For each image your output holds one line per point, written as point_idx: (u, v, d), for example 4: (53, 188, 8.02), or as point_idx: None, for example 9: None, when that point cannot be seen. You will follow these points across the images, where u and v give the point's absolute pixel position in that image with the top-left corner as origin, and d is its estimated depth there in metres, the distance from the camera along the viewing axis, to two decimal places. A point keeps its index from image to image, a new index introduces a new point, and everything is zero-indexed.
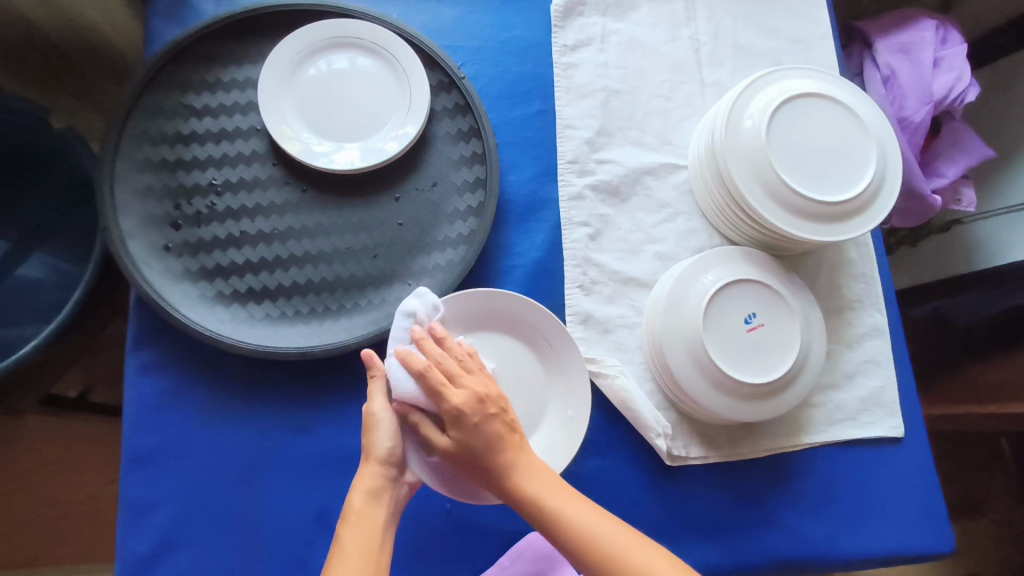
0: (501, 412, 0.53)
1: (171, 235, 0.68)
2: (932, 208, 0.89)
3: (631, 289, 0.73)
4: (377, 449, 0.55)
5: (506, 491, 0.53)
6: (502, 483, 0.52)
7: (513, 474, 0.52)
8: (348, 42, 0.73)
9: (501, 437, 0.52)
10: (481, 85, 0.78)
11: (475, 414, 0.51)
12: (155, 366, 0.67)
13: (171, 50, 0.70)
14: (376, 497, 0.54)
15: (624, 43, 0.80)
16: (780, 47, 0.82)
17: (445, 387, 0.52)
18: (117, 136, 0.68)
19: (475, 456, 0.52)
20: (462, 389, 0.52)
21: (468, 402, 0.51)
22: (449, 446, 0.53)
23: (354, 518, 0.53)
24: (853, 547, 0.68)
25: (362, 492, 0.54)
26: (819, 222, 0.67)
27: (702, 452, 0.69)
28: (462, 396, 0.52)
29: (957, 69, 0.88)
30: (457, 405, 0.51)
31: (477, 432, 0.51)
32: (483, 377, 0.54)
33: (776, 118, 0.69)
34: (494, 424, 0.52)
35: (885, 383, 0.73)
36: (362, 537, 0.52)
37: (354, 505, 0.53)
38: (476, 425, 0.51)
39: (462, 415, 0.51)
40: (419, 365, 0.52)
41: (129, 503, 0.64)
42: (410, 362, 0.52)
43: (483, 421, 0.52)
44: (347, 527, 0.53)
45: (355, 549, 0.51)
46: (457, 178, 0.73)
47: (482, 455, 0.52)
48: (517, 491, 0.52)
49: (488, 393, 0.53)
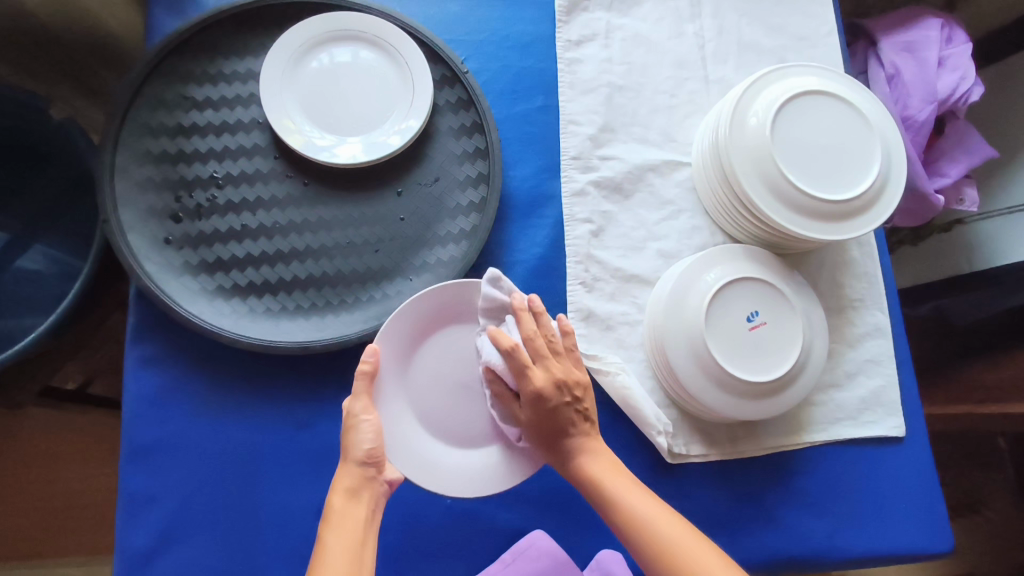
0: (575, 401, 0.57)
1: (171, 228, 0.68)
2: (935, 207, 0.89)
3: (633, 286, 0.72)
4: (355, 450, 0.55)
5: (569, 467, 0.58)
6: (566, 459, 0.58)
7: (578, 455, 0.57)
8: (350, 35, 0.72)
9: (572, 423, 0.57)
10: (485, 80, 0.78)
11: (554, 399, 0.55)
12: (156, 359, 0.67)
13: (172, 41, 0.70)
14: (355, 496, 0.54)
15: (629, 39, 0.79)
16: (785, 44, 0.82)
17: (530, 369, 0.55)
18: (117, 128, 0.67)
19: (550, 433, 0.57)
20: (545, 372, 0.55)
21: (548, 387, 0.55)
22: (527, 420, 0.57)
23: (334, 518, 0.52)
24: (852, 546, 0.68)
25: (340, 492, 0.54)
26: (823, 221, 0.67)
27: (702, 449, 0.69)
28: (545, 378, 0.55)
29: (962, 68, 0.88)
30: (540, 387, 0.55)
31: (553, 415, 0.56)
32: (566, 363, 0.57)
33: (781, 116, 0.68)
34: (568, 411, 0.56)
35: (886, 383, 0.73)
36: (344, 536, 0.51)
37: (334, 505, 0.53)
38: (553, 409, 0.56)
39: (540, 397, 0.55)
40: (507, 344, 0.55)
41: (129, 496, 0.64)
42: (500, 339, 0.55)
43: (563, 407, 0.56)
44: (327, 526, 0.52)
45: (337, 547, 0.50)
46: (459, 173, 0.72)
47: (554, 433, 0.57)
48: (580, 472, 0.57)
49: (569, 380, 0.56)
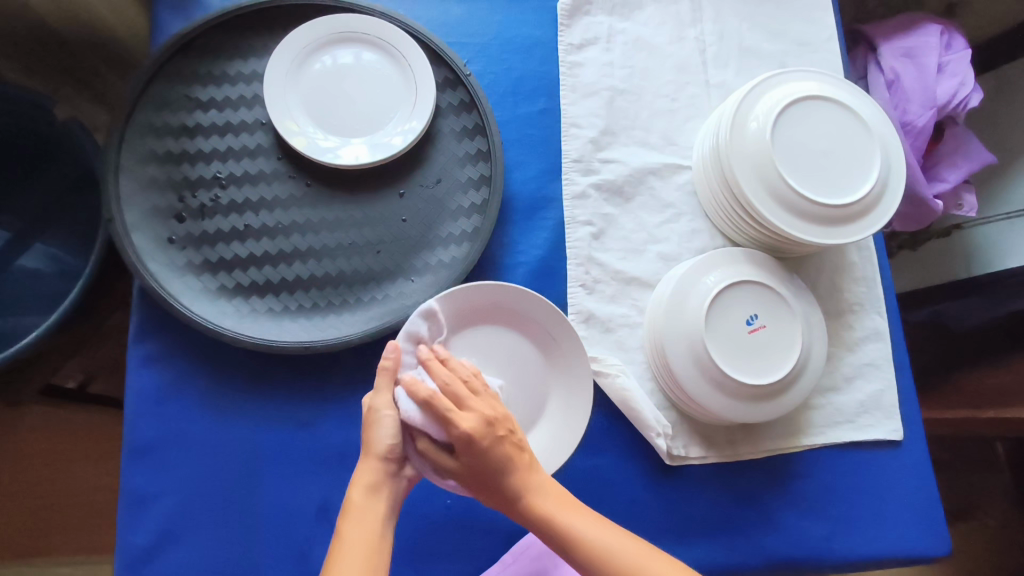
0: (510, 433, 0.53)
1: (174, 228, 0.68)
2: (934, 212, 0.89)
3: (633, 289, 0.73)
4: (376, 445, 0.54)
5: (517, 511, 0.53)
6: (512, 503, 0.53)
7: (523, 495, 0.53)
8: (354, 37, 0.73)
9: (511, 458, 0.52)
10: (487, 82, 0.79)
11: (486, 438, 0.51)
12: (159, 357, 0.68)
13: (177, 42, 0.70)
14: (375, 492, 0.52)
15: (631, 42, 0.80)
16: (785, 50, 0.82)
17: (453, 413, 0.52)
18: (121, 128, 0.68)
19: (489, 478, 0.52)
20: (472, 412, 0.52)
21: (477, 427, 0.51)
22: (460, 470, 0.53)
23: (354, 514, 0.51)
24: (850, 549, 0.69)
25: (360, 487, 0.52)
26: (822, 225, 0.67)
27: (701, 451, 0.70)
28: (470, 420, 0.52)
29: (961, 75, 0.88)
30: (468, 430, 0.51)
31: (489, 455, 0.52)
32: (488, 398, 0.54)
33: (780, 121, 0.69)
34: (504, 445, 0.52)
35: (884, 386, 0.74)
36: (362, 532, 0.50)
37: (353, 500, 0.52)
38: (488, 446, 0.52)
39: (472, 438, 0.51)
40: (424, 392, 0.52)
41: (131, 494, 0.64)
42: (416, 389, 0.52)
43: (494, 443, 0.52)
44: (347, 521, 0.51)
45: (357, 544, 0.49)
46: (461, 175, 0.73)
47: (497, 475, 0.52)
48: (531, 512, 0.52)
49: (496, 414, 0.53)
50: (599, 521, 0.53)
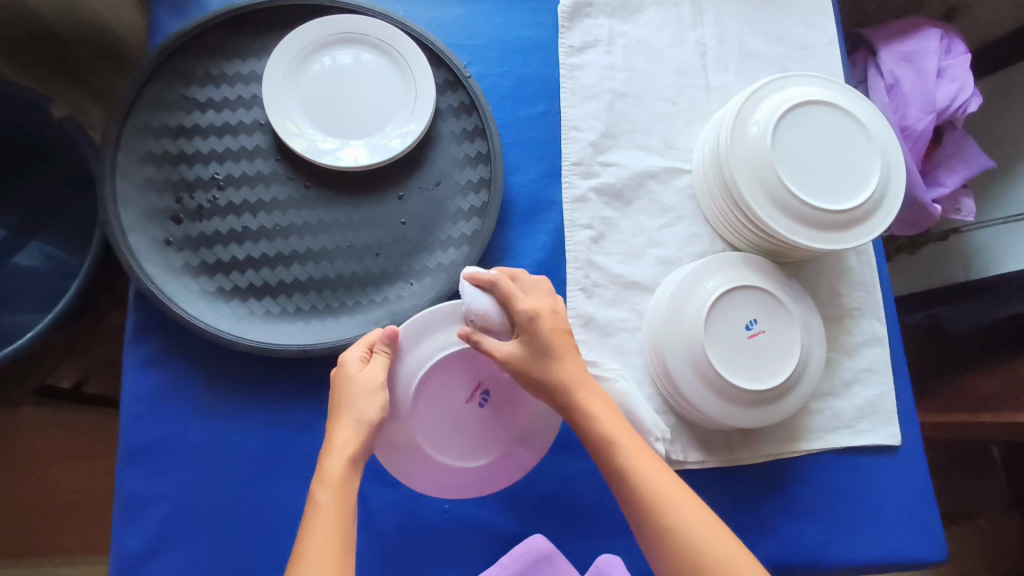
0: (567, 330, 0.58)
1: (172, 229, 0.68)
2: (932, 217, 0.90)
3: (632, 292, 0.73)
4: (367, 413, 0.52)
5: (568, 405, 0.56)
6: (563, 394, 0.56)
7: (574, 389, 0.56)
8: (353, 38, 0.72)
9: (565, 347, 0.57)
10: (487, 85, 0.78)
11: (547, 319, 0.56)
12: (154, 361, 0.67)
13: (175, 42, 0.70)
14: (354, 464, 0.51)
15: (631, 45, 0.80)
16: (786, 54, 0.82)
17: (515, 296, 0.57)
18: (118, 128, 0.67)
19: (541, 362, 0.56)
20: (547, 295, 0.59)
21: (543, 310, 0.57)
22: (517, 350, 0.56)
23: (335, 484, 0.49)
24: (848, 555, 0.69)
25: (342, 458, 0.50)
26: (823, 231, 0.67)
27: (699, 456, 0.70)
28: (533, 304, 0.57)
29: (960, 79, 0.88)
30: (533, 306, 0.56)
31: (547, 336, 0.56)
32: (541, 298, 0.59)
33: (781, 125, 0.69)
34: (558, 334, 0.57)
35: (882, 392, 0.74)
36: (340, 505, 0.48)
37: (333, 471, 0.49)
38: (554, 323, 0.57)
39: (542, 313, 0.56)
40: (487, 277, 0.57)
41: (126, 497, 0.64)
42: (478, 276, 0.57)
43: (554, 327, 0.57)
44: (320, 483, 0.49)
45: (333, 513, 0.48)
46: (461, 177, 0.73)
47: (552, 360, 0.56)
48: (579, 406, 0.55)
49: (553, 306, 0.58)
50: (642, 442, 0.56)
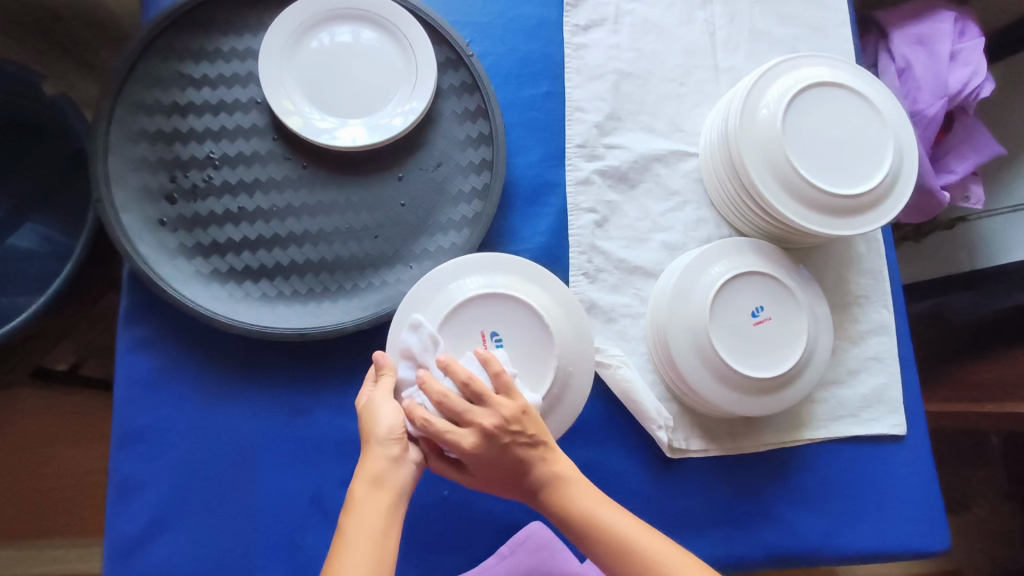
0: (517, 437, 0.52)
1: (166, 209, 0.66)
2: (941, 205, 0.88)
3: (636, 278, 0.71)
4: (379, 428, 0.51)
5: (538, 500, 0.54)
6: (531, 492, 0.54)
7: (540, 486, 0.54)
8: (352, 13, 0.70)
9: (524, 461, 0.53)
10: (489, 63, 0.76)
11: (491, 451, 0.52)
12: (149, 343, 0.66)
13: (169, 16, 0.68)
14: (380, 481, 0.49)
15: (638, 25, 0.78)
16: (797, 35, 0.80)
17: (450, 437, 0.51)
18: (110, 105, 0.65)
19: (512, 479, 0.54)
20: (485, 413, 0.52)
21: (479, 444, 0.51)
22: (480, 477, 0.54)
23: (357, 504, 0.48)
24: (849, 545, 0.68)
25: (365, 478, 0.49)
26: (832, 217, 0.66)
27: (702, 444, 0.69)
28: (470, 439, 0.51)
29: (974, 63, 0.86)
30: (469, 449, 0.51)
31: (496, 466, 0.53)
32: (492, 402, 0.52)
33: (792, 107, 0.67)
34: (514, 452, 0.52)
35: (888, 380, 0.73)
36: (365, 524, 0.47)
37: (356, 491, 0.49)
38: (502, 448, 0.52)
39: (476, 455, 0.52)
40: (416, 420, 0.52)
41: (119, 482, 0.63)
42: (410, 416, 0.52)
43: (507, 449, 0.52)
44: (351, 513, 0.48)
45: (358, 536, 0.47)
46: (463, 158, 0.71)
47: (512, 475, 0.53)
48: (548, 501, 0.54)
49: (497, 423, 0.51)
50: (617, 510, 0.54)
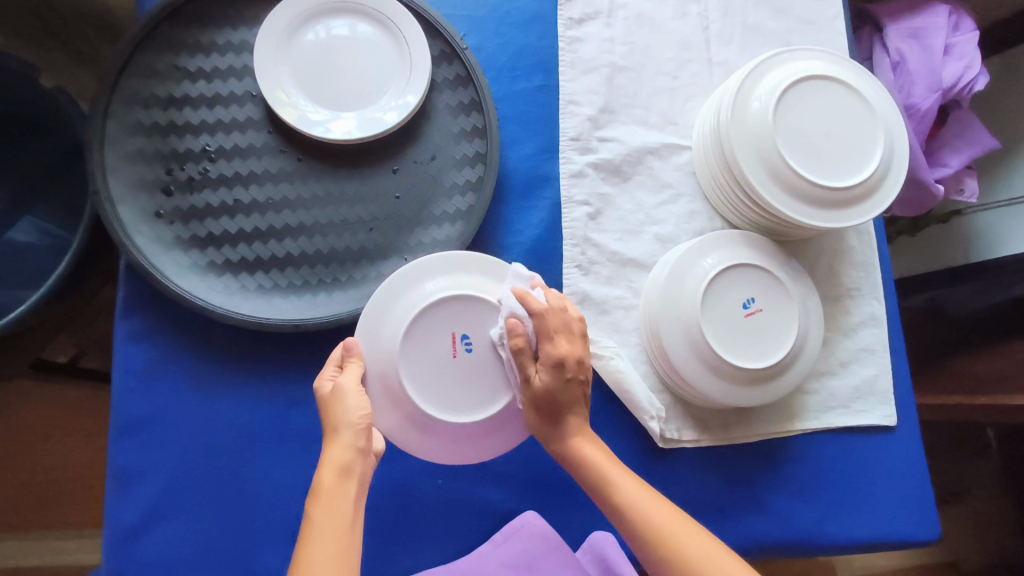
0: (586, 380, 0.58)
1: (162, 201, 0.67)
2: (935, 198, 0.88)
3: (629, 270, 0.72)
4: (347, 417, 0.52)
5: (568, 447, 0.57)
6: (569, 435, 0.57)
7: (578, 433, 0.57)
8: (347, 7, 0.70)
9: (579, 397, 0.57)
10: (484, 57, 0.76)
11: (571, 369, 0.56)
12: (145, 334, 0.66)
13: (165, 9, 0.68)
14: (348, 473, 0.49)
15: (632, 18, 0.78)
16: (790, 28, 0.80)
17: (558, 334, 0.56)
18: (106, 98, 0.66)
19: (552, 408, 0.57)
20: (582, 346, 0.58)
21: (570, 355, 0.56)
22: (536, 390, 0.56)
23: (324, 494, 0.48)
24: (840, 534, 0.69)
25: (331, 467, 0.49)
26: (823, 209, 0.66)
27: (694, 435, 0.69)
28: (567, 349, 0.56)
29: (968, 57, 0.86)
30: (564, 352, 0.56)
31: (563, 387, 0.56)
32: (586, 346, 0.58)
33: (784, 100, 0.67)
34: (579, 385, 0.57)
35: (879, 371, 0.73)
36: (331, 514, 0.47)
37: (324, 479, 0.48)
38: (571, 376, 0.56)
39: (560, 364, 0.55)
40: (538, 304, 0.56)
41: (118, 470, 0.64)
42: (532, 300, 0.56)
43: (576, 381, 0.57)
44: (318, 503, 0.47)
45: (325, 526, 0.46)
46: (457, 151, 0.71)
47: (562, 408, 0.57)
48: (578, 452, 0.57)
49: (586, 360, 0.58)
50: (649, 493, 0.54)
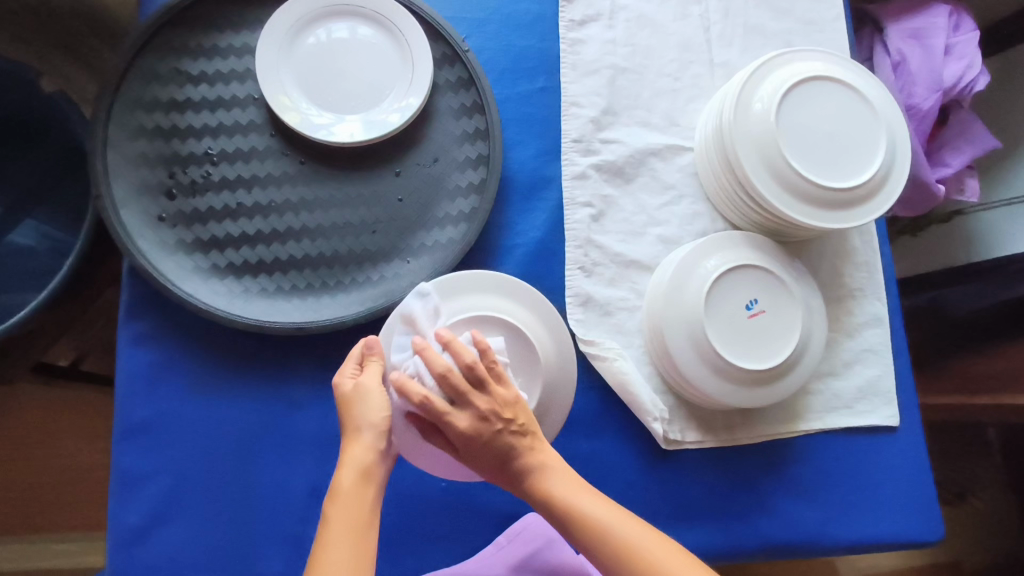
0: (508, 424, 0.50)
1: (165, 205, 0.67)
2: (936, 198, 0.88)
3: (632, 272, 0.72)
4: (369, 417, 0.51)
5: (526, 491, 0.51)
6: (520, 484, 0.51)
7: (528, 477, 0.51)
8: (348, 10, 0.70)
9: (511, 447, 0.50)
10: (485, 59, 0.76)
11: (484, 434, 0.50)
12: (149, 337, 0.66)
13: (167, 12, 0.68)
14: (368, 476, 0.49)
15: (633, 20, 0.78)
16: (791, 29, 0.81)
17: (449, 415, 0.49)
18: (109, 102, 0.66)
19: (492, 464, 0.51)
20: (483, 398, 0.50)
21: (474, 427, 0.50)
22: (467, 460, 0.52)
23: (345, 497, 0.48)
24: (844, 535, 0.69)
25: (352, 469, 0.49)
26: (826, 210, 0.66)
27: (698, 436, 0.69)
28: (467, 421, 0.50)
29: (968, 57, 0.86)
30: (465, 431, 0.49)
31: (487, 450, 0.50)
32: (491, 389, 0.50)
33: (785, 102, 0.67)
34: (503, 438, 0.50)
35: (882, 372, 0.73)
36: (348, 518, 0.47)
37: (344, 482, 0.48)
38: (488, 438, 0.50)
39: (467, 439, 0.50)
40: (416, 395, 0.49)
41: (122, 474, 0.64)
42: (409, 393, 0.50)
43: (494, 437, 0.50)
44: (336, 505, 0.48)
45: (344, 529, 0.46)
46: (459, 154, 0.71)
47: (498, 461, 0.51)
48: (538, 493, 0.51)
49: (493, 407, 0.50)
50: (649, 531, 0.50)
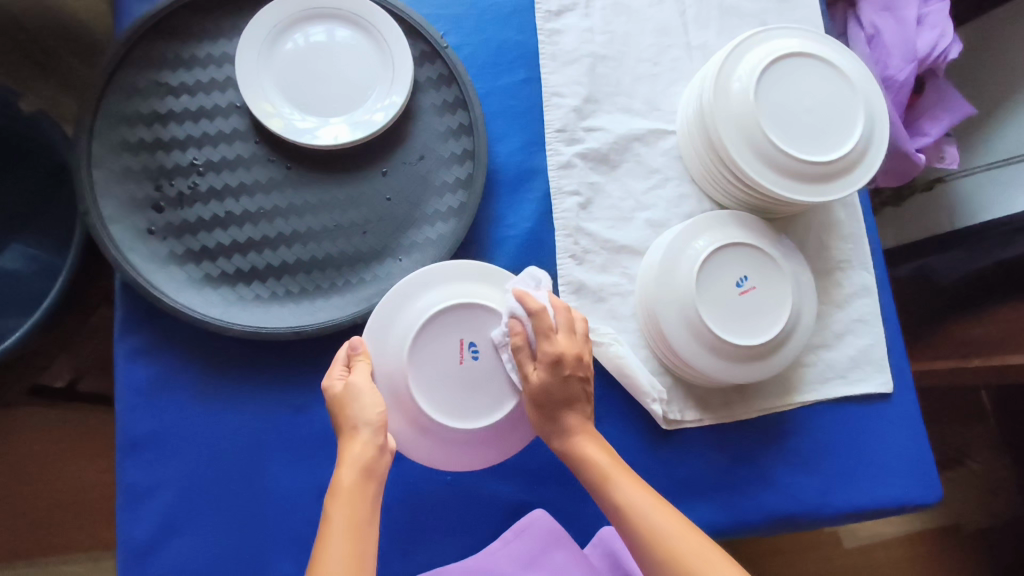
0: (584, 377, 0.58)
1: (154, 218, 0.67)
2: (917, 167, 0.90)
3: (623, 257, 0.73)
4: (364, 415, 0.51)
5: (569, 446, 0.58)
6: (569, 436, 0.58)
7: (578, 434, 0.58)
8: (325, 13, 0.70)
9: (579, 397, 0.58)
10: (465, 55, 0.77)
11: (570, 367, 0.56)
12: (146, 351, 0.67)
13: (143, 25, 0.68)
14: (368, 473, 0.49)
15: (609, 7, 0.78)
16: (765, 8, 0.81)
17: (553, 333, 0.57)
18: (91, 118, 0.66)
19: (552, 404, 0.57)
20: (579, 342, 0.58)
21: (568, 354, 0.56)
22: (535, 392, 0.57)
23: (344, 494, 0.48)
24: (845, 502, 0.70)
25: (352, 466, 0.49)
26: (810, 185, 0.67)
27: (697, 415, 0.70)
28: (564, 345, 0.57)
29: (940, 26, 0.88)
30: (561, 351, 0.56)
31: (561, 383, 0.56)
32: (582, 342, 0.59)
33: (763, 81, 0.68)
34: (577, 384, 0.57)
35: (874, 341, 0.75)
36: (350, 515, 0.47)
37: (343, 480, 0.49)
38: (569, 376, 0.56)
39: (556, 364, 0.56)
40: (534, 305, 0.57)
41: (127, 489, 0.64)
42: (527, 299, 0.57)
43: (573, 377, 0.57)
44: (336, 504, 0.48)
45: (345, 527, 0.47)
46: (445, 150, 0.72)
47: (561, 404, 0.57)
48: (578, 450, 0.57)
49: (582, 353, 0.58)
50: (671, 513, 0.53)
